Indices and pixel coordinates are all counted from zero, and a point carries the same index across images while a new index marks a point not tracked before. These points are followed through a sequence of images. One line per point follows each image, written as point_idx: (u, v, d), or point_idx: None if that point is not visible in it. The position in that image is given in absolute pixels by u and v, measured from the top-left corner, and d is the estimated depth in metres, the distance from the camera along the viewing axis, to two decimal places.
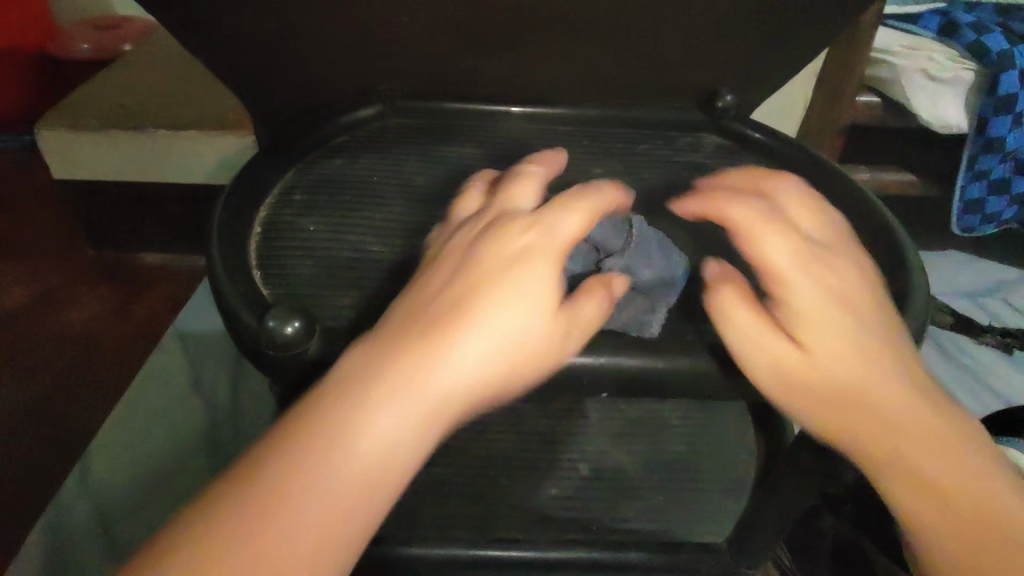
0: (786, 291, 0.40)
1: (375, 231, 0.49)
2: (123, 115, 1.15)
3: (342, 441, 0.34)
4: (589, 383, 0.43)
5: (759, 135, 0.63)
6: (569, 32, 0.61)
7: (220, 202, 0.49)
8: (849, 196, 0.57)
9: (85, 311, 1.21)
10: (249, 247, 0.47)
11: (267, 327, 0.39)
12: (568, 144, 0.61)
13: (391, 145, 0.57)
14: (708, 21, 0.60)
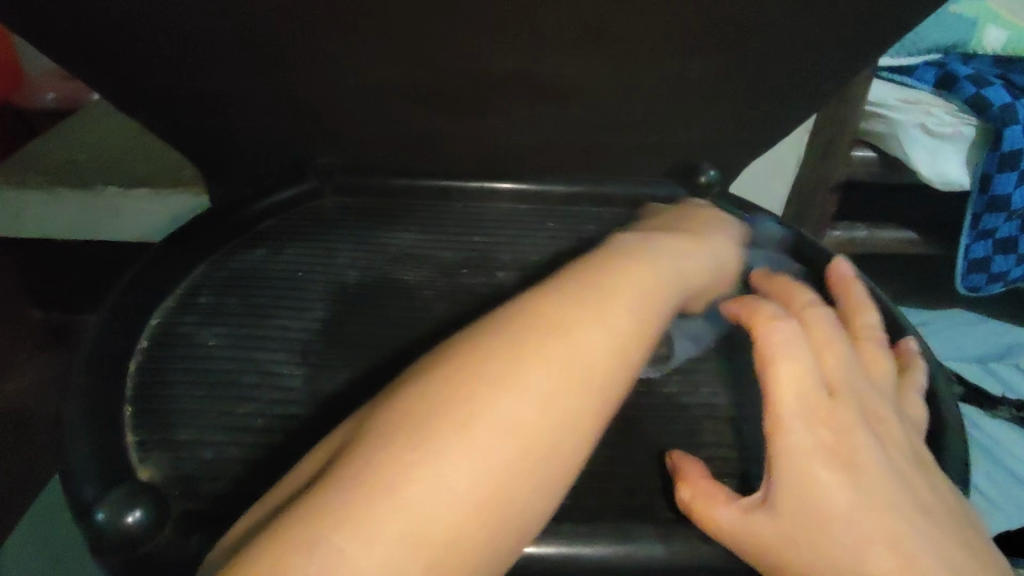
0: (801, 448, 0.34)
1: (278, 358, 0.42)
2: (73, 170, 1.08)
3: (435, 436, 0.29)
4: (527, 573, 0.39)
5: (753, 218, 0.57)
6: (531, 95, 0.54)
7: (107, 302, 0.45)
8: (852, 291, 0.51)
9: (24, 380, 1.12)
10: (126, 374, 0.41)
11: (95, 520, 0.34)
12: (531, 224, 0.53)
13: (326, 240, 0.51)
14: (688, 81, 0.53)
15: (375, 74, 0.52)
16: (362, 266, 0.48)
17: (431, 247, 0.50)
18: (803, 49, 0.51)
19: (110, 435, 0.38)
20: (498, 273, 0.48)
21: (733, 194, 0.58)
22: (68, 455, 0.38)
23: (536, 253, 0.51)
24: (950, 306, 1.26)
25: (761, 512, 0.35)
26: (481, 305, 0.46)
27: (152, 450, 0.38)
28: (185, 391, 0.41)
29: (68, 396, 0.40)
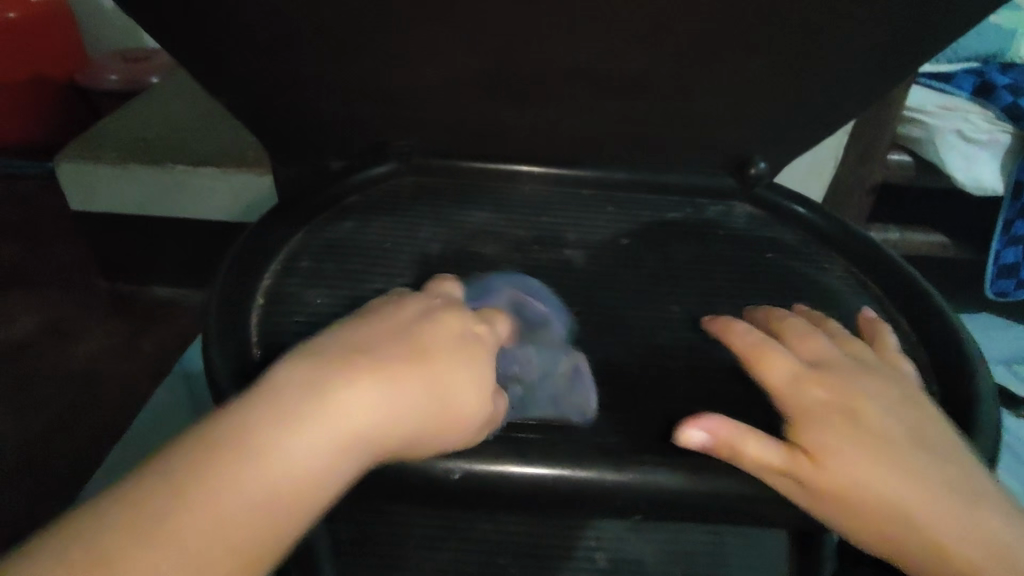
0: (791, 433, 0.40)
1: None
2: (142, 148, 1.15)
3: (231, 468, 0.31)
4: (619, 500, 0.41)
5: (800, 209, 0.60)
6: (594, 89, 0.58)
7: (223, 267, 0.51)
8: (894, 278, 0.54)
9: (91, 345, 1.19)
10: (249, 321, 0.47)
11: None
12: (593, 209, 0.58)
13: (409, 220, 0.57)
14: (740, 80, 0.57)
15: (455, 67, 0.57)
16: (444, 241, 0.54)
17: (505, 225, 0.56)
18: (850, 54, 0.55)
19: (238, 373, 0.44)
20: (566, 250, 0.54)
21: (782, 185, 0.61)
22: (215, 386, 0.44)
23: (598, 234, 0.56)
24: (978, 310, 1.28)
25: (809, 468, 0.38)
26: (553, 278, 0.51)
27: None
28: (298, 334, 0.46)
29: (205, 341, 0.46)
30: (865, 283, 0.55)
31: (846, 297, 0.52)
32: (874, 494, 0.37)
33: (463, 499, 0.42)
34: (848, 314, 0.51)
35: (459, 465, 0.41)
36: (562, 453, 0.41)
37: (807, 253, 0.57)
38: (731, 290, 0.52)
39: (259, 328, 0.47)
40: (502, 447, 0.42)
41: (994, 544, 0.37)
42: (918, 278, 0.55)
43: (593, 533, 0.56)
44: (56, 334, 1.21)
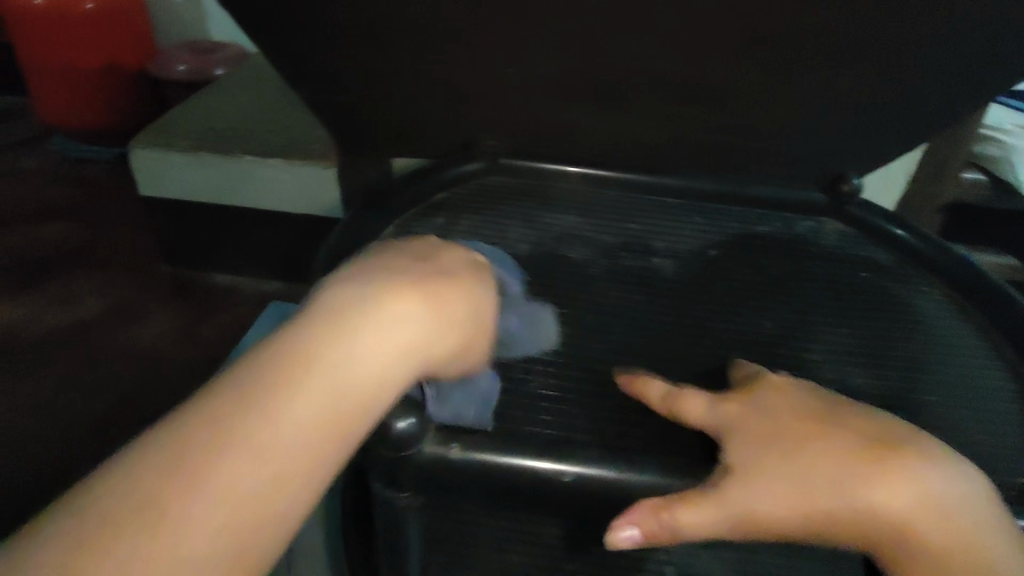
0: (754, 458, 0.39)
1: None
2: (210, 137, 1.18)
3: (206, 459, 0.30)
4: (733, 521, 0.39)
5: (904, 233, 0.57)
6: (678, 96, 0.58)
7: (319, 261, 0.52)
8: (1005, 309, 0.52)
9: (152, 327, 1.23)
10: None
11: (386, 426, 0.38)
12: (678, 218, 0.59)
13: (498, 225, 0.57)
14: (829, 92, 0.56)
15: (548, 73, 0.57)
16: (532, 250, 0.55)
17: (591, 231, 0.57)
18: (949, 68, 0.53)
19: None
20: (654, 259, 0.55)
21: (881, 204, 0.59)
22: None
23: (683, 242, 0.56)
24: None
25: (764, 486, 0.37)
26: (642, 286, 0.53)
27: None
28: None
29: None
30: (968, 312, 0.53)
31: (950, 328, 0.51)
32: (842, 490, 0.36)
33: (567, 503, 0.41)
34: (950, 343, 0.50)
35: (570, 469, 0.40)
36: (679, 467, 0.40)
37: (906, 278, 0.55)
38: (824, 308, 0.51)
39: None
40: (612, 454, 0.41)
41: (975, 520, 0.36)
42: None
43: (664, 546, 0.54)
44: (120, 316, 1.25)
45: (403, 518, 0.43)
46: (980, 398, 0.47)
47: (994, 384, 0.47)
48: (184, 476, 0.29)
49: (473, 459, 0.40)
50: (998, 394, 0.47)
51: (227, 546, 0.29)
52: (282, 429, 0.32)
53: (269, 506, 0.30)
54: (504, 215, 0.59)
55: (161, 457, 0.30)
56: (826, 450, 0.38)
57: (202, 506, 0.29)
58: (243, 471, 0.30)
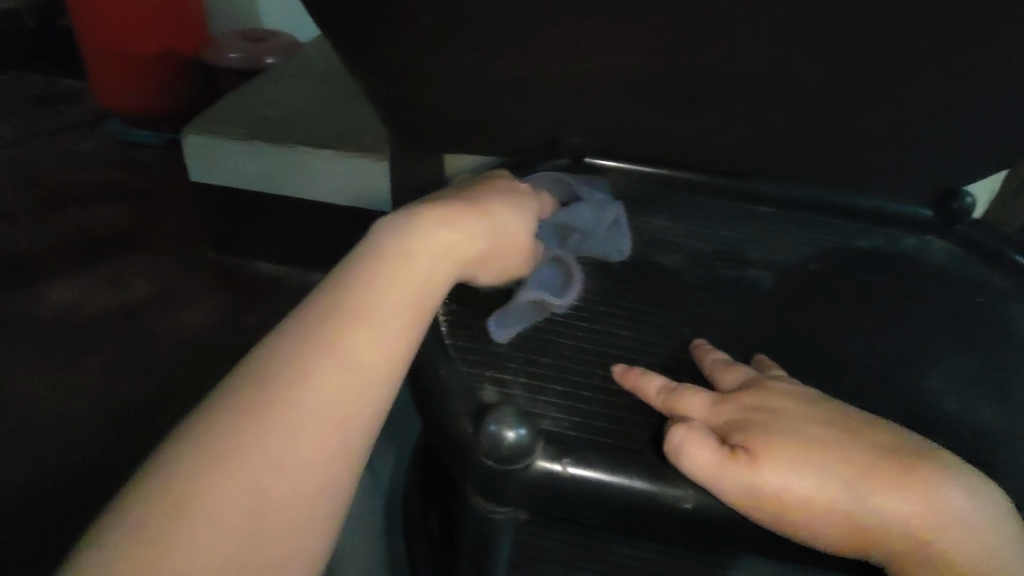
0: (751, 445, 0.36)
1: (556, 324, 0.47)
2: (264, 127, 1.17)
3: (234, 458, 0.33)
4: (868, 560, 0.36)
5: (1021, 256, 0.54)
6: (771, 102, 0.54)
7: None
8: None
9: (198, 313, 1.23)
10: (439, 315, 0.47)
11: (493, 433, 0.37)
12: (771, 228, 0.56)
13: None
14: (940, 102, 0.52)
15: (639, 72, 0.54)
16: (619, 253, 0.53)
17: (681, 235, 0.55)
18: None
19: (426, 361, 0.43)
20: (750, 269, 0.52)
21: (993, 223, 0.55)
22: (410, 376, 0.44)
23: (778, 253, 0.53)
24: None
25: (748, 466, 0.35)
26: (740, 298, 0.49)
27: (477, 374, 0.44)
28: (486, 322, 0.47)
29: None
30: None
31: None
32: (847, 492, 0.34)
33: (684, 529, 0.38)
34: None
35: (691, 493, 0.37)
36: None
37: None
38: (941, 333, 0.47)
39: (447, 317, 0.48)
40: None
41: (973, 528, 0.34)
42: None
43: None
44: (167, 300, 1.25)
45: (500, 531, 0.41)
46: None
47: None
48: (196, 487, 0.32)
49: (584, 476, 0.38)
50: None
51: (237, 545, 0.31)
52: (282, 444, 0.34)
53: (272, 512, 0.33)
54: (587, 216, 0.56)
55: (175, 468, 0.32)
56: (837, 443, 0.36)
57: (210, 515, 0.31)
58: (246, 477, 0.32)
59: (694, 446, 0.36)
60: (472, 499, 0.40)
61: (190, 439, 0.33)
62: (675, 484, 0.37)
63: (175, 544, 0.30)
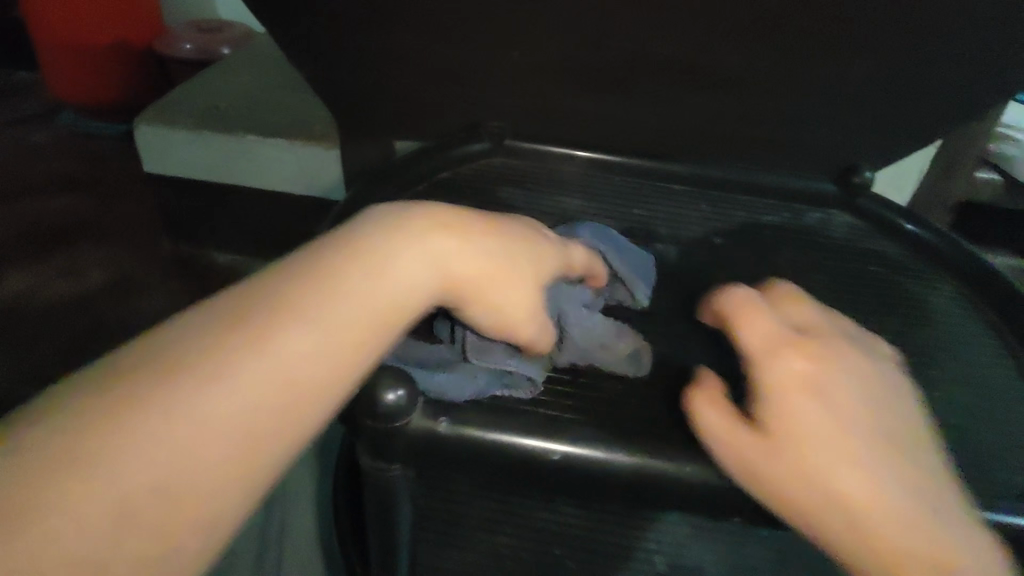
0: (788, 424, 0.35)
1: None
2: (214, 116, 1.17)
3: (156, 421, 0.29)
4: (719, 501, 0.40)
5: (912, 226, 0.56)
6: (687, 82, 0.57)
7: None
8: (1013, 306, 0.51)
9: (152, 303, 1.22)
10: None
11: (372, 395, 0.38)
12: (683, 204, 0.59)
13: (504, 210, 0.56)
14: (843, 80, 0.54)
15: (562, 55, 0.56)
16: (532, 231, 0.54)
17: (595, 213, 0.57)
18: (968, 58, 0.51)
19: None
20: (657, 244, 0.54)
21: (889, 196, 0.58)
22: None
23: (686, 229, 0.56)
24: None
25: (755, 446, 0.36)
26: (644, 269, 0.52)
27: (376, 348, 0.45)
28: None
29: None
30: (979, 308, 0.52)
31: (961, 326, 0.50)
32: (869, 498, 0.34)
33: (559, 482, 0.42)
34: (955, 336, 0.49)
35: (562, 448, 0.40)
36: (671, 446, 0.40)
37: (915, 273, 0.54)
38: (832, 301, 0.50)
39: None
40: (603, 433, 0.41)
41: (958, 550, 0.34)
42: None
43: (654, 535, 0.54)
44: (121, 290, 1.25)
45: (390, 491, 0.43)
46: (985, 392, 0.46)
47: (1006, 377, 0.46)
48: (124, 419, 0.29)
49: (462, 433, 0.40)
50: (1004, 390, 0.46)
51: (154, 504, 0.28)
52: (209, 413, 0.30)
53: (213, 462, 0.30)
54: (507, 195, 0.58)
55: (81, 418, 0.28)
56: (869, 470, 0.34)
57: (125, 481, 0.27)
58: (222, 413, 0.30)
59: (729, 423, 0.37)
60: (362, 459, 0.41)
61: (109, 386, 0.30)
62: (548, 440, 0.40)
63: (79, 500, 0.26)
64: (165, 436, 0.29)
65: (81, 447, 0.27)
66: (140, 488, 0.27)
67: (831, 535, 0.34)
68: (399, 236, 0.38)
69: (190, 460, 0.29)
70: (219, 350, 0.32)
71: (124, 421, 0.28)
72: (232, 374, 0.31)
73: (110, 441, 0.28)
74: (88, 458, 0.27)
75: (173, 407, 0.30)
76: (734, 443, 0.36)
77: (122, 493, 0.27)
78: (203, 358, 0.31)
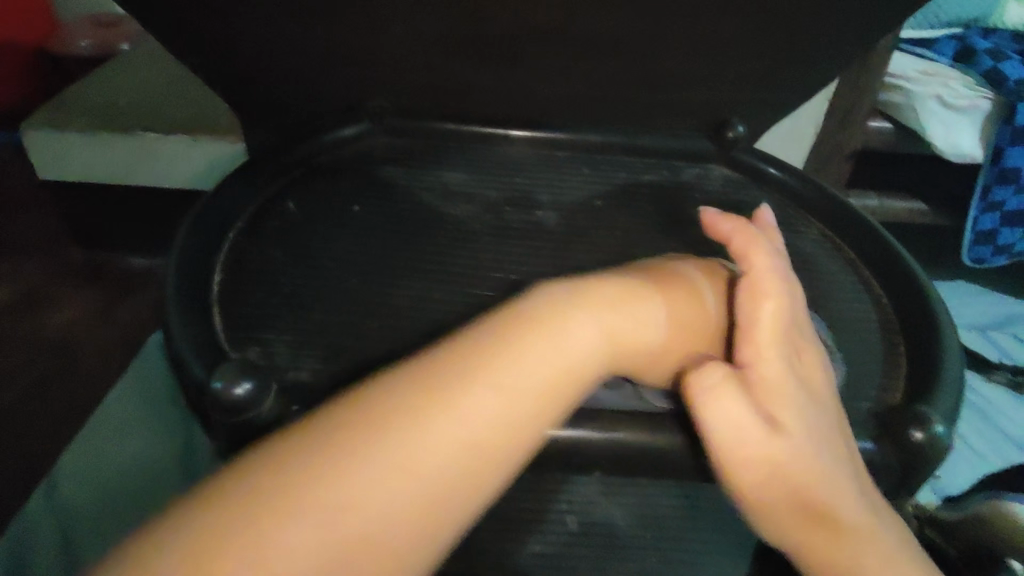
0: (767, 393, 0.36)
1: (332, 280, 0.48)
2: (111, 115, 1.12)
3: (329, 477, 0.30)
4: (579, 461, 0.38)
5: (776, 170, 0.60)
6: (569, 50, 0.57)
7: (182, 232, 0.49)
8: (867, 241, 0.55)
9: (64, 315, 1.18)
10: (209, 283, 0.47)
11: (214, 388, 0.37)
12: (569, 171, 0.60)
13: (382, 192, 0.56)
14: (718, 39, 0.56)
15: (442, 29, 0.55)
16: (417, 207, 0.55)
17: (474, 186, 0.58)
18: (831, 11, 0.53)
19: (204, 327, 0.43)
20: (537, 211, 0.56)
21: (760, 147, 0.61)
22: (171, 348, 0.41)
23: (571, 196, 0.58)
24: (957, 276, 1.31)
25: (772, 435, 0.35)
26: (525, 237, 0.53)
27: (231, 336, 0.44)
28: (271, 285, 0.47)
29: (162, 305, 0.44)
30: (841, 248, 0.56)
31: (821, 265, 0.54)
32: (828, 484, 0.36)
33: None
34: (816, 276, 0.53)
35: None
36: None
37: (784, 221, 0.57)
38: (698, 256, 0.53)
39: (220, 289, 0.47)
40: None
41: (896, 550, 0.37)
42: (899, 247, 0.55)
43: (566, 495, 0.53)
44: (29, 305, 1.19)
45: None
46: (843, 326, 0.49)
47: (861, 314, 0.50)
48: (321, 473, 0.30)
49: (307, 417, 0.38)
50: (859, 324, 0.49)
51: (328, 564, 0.28)
52: (375, 484, 0.30)
53: (378, 534, 0.29)
54: (387, 174, 0.58)
55: (262, 476, 0.30)
56: (831, 458, 0.36)
57: (306, 534, 0.28)
58: (396, 480, 0.30)
59: (720, 395, 0.36)
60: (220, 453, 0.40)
61: (305, 431, 0.32)
62: None
63: (260, 546, 0.28)
64: (343, 492, 0.30)
65: (270, 487, 0.29)
66: (318, 541, 0.28)
67: (776, 522, 0.36)
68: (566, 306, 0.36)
69: (353, 535, 0.29)
70: (405, 411, 0.32)
71: (299, 477, 0.29)
72: (411, 435, 0.31)
73: (288, 498, 0.29)
74: (278, 511, 0.29)
75: (356, 463, 0.30)
76: (722, 414, 0.36)
77: (301, 552, 0.28)
78: (387, 409, 0.32)
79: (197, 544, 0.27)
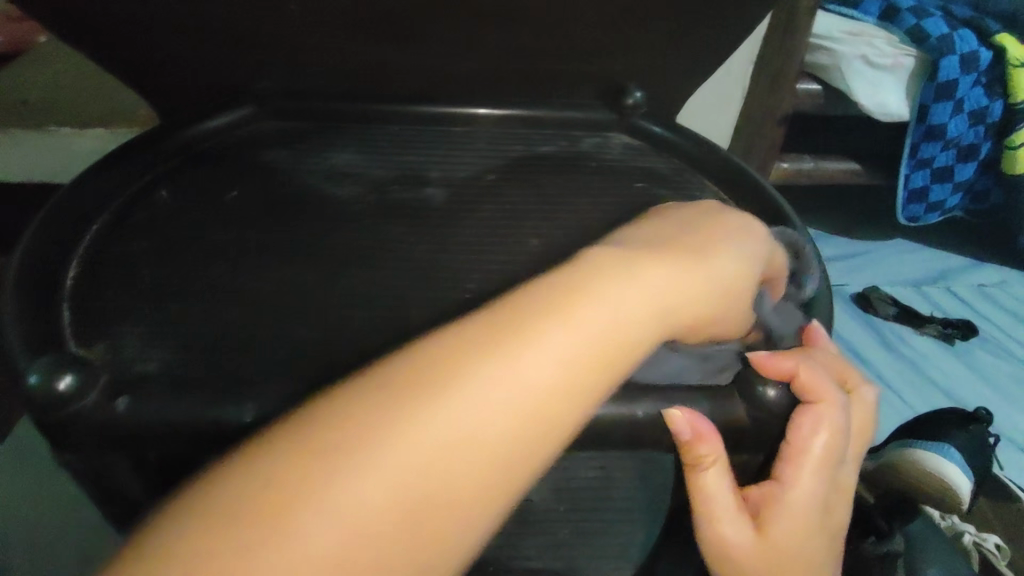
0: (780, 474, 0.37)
1: (196, 266, 0.47)
2: (20, 110, 1.06)
3: (358, 458, 0.27)
4: None
5: (658, 128, 0.61)
6: (462, 23, 0.56)
7: (33, 227, 0.47)
8: (755, 198, 0.56)
9: None
10: (61, 277, 0.45)
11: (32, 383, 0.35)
12: (469, 147, 0.59)
13: (264, 176, 0.55)
14: (611, 6, 0.54)
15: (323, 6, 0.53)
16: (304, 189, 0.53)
17: (365, 166, 0.57)
18: None
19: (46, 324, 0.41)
20: (428, 188, 0.55)
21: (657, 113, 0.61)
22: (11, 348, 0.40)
23: (468, 173, 0.57)
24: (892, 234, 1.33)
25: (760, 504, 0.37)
26: (417, 216, 0.52)
27: (75, 333, 0.42)
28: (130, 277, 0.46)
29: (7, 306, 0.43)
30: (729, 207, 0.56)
31: None
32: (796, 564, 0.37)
33: None
34: None
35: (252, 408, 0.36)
36: None
37: (681, 185, 0.57)
38: (594, 226, 0.52)
39: (72, 283, 0.45)
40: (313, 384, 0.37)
41: None
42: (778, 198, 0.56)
43: None
44: None
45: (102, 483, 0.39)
46: None
47: None
48: (362, 451, 0.27)
49: (140, 412, 0.36)
50: None
51: (357, 561, 0.25)
52: (408, 470, 0.27)
53: (409, 530, 0.26)
54: (273, 157, 0.57)
55: (294, 450, 0.27)
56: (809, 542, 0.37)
57: (330, 517, 0.25)
58: (431, 465, 0.27)
59: (708, 450, 0.37)
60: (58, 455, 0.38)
61: (352, 397, 0.29)
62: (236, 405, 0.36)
63: (292, 525, 0.25)
64: (369, 476, 0.27)
65: (295, 467, 0.27)
66: (350, 531, 0.25)
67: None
68: (635, 257, 0.35)
69: (385, 531, 0.26)
70: (445, 380, 0.29)
71: (326, 453, 0.27)
72: (441, 412, 0.28)
73: (321, 472, 0.26)
74: (302, 488, 0.26)
75: (385, 437, 0.27)
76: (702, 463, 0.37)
77: (337, 545, 0.25)
78: (433, 370, 0.29)
79: (225, 533, 0.25)
